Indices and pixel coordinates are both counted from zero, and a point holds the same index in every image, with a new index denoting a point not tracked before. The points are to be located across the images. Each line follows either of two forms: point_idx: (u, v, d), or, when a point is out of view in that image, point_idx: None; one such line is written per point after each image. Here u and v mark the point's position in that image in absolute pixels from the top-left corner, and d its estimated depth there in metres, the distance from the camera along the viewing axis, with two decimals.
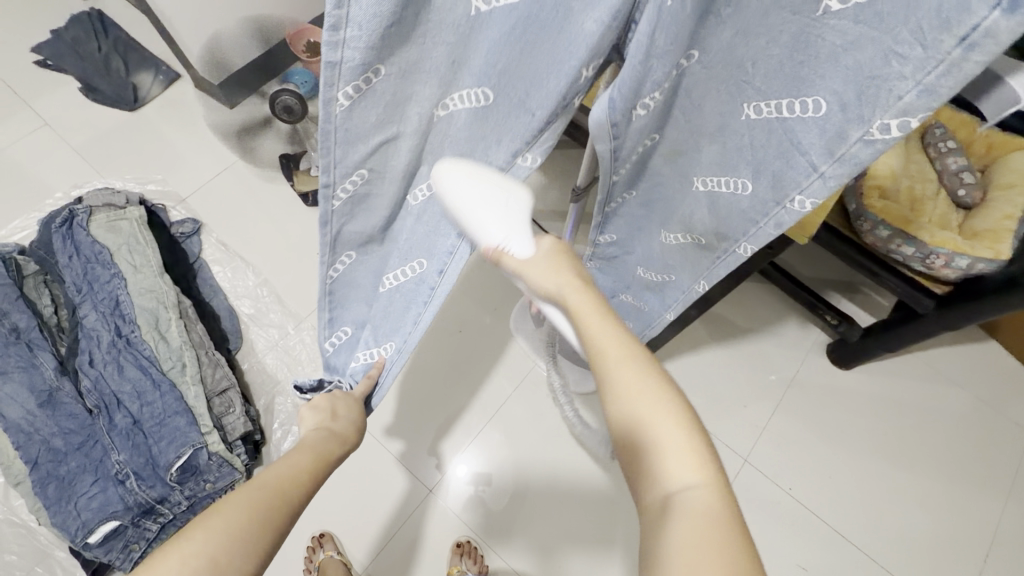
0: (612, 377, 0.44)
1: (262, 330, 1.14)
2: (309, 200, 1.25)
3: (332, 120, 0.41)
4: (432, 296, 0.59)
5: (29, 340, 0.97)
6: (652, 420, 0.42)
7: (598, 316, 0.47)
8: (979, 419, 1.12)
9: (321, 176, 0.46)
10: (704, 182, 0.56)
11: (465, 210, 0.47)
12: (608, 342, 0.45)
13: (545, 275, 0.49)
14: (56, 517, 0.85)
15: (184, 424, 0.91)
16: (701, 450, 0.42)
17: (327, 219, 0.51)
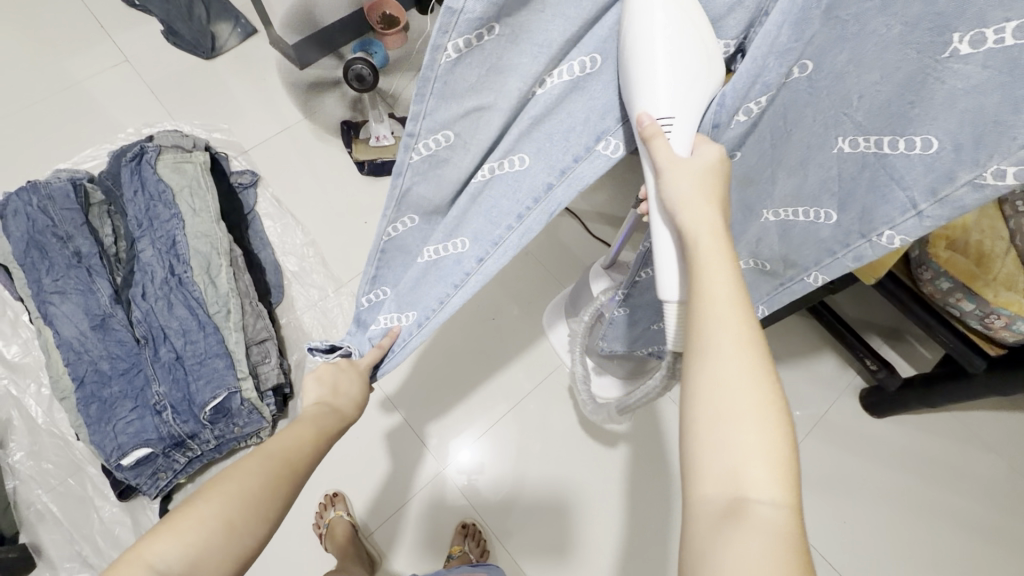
0: (717, 356, 0.40)
1: (304, 288, 1.17)
2: (363, 169, 1.27)
3: (434, 70, 0.40)
4: (465, 280, 0.53)
5: (89, 265, 1.01)
6: (739, 414, 0.38)
7: (722, 267, 0.42)
8: (1010, 490, 1.08)
9: (406, 125, 0.43)
10: (775, 212, 0.54)
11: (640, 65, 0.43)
12: (724, 295, 0.41)
13: (695, 194, 0.44)
14: (96, 435, 0.89)
15: (222, 366, 0.94)
16: (784, 462, 0.37)
17: (401, 171, 0.47)
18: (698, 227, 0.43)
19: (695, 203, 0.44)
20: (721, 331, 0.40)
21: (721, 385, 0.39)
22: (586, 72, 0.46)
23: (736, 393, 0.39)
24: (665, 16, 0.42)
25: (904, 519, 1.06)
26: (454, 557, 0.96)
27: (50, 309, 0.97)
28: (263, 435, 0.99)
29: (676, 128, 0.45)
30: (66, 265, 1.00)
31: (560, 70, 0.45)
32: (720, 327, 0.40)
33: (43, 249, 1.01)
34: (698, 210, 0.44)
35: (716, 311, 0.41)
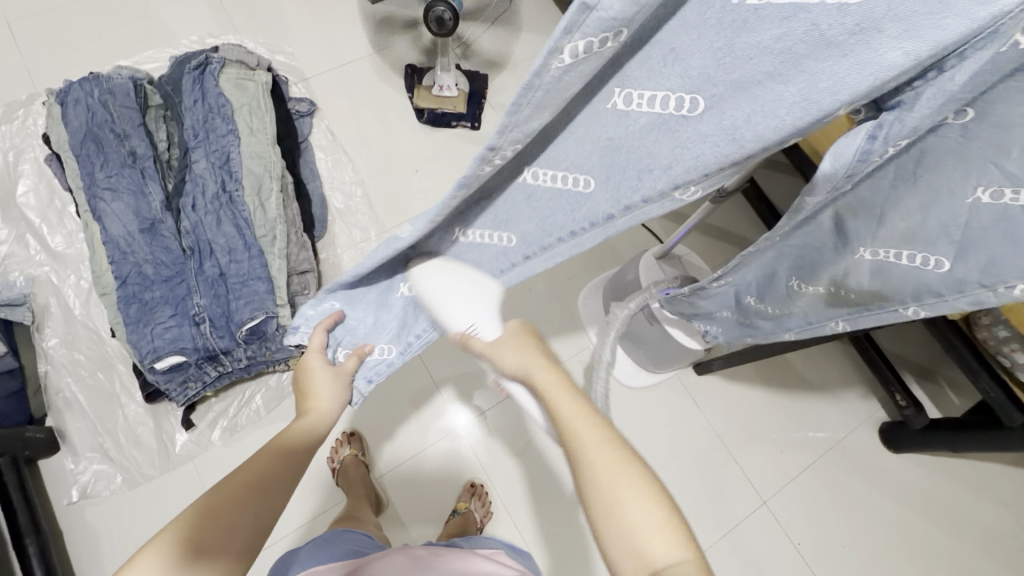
0: (592, 467, 0.47)
1: (346, 227, 1.17)
2: (422, 117, 1.26)
3: (541, 77, 0.32)
4: (535, 253, 0.49)
5: (143, 167, 1.01)
6: (620, 499, 0.45)
7: (564, 393, 0.51)
8: (1011, 545, 1.08)
9: (489, 135, 0.35)
10: (874, 252, 0.51)
11: (435, 301, 0.49)
12: (577, 421, 0.49)
13: (510, 355, 0.52)
14: (134, 335, 0.90)
15: (263, 290, 0.94)
16: (675, 524, 0.45)
17: (469, 183, 0.39)
18: (534, 372, 0.52)
19: (512, 355, 0.52)
20: (594, 454, 0.47)
21: (604, 483, 0.46)
22: (680, 113, 0.38)
23: (626, 490, 0.46)
24: (435, 276, 0.48)
25: (904, 553, 1.06)
26: (459, 512, 0.98)
27: (100, 205, 0.97)
28: (291, 363, 1.00)
29: (481, 327, 0.51)
30: (120, 164, 1.00)
31: (644, 98, 0.38)
32: (588, 445, 0.48)
33: (100, 143, 1.01)
34: (514, 356, 0.52)
35: (577, 422, 0.49)
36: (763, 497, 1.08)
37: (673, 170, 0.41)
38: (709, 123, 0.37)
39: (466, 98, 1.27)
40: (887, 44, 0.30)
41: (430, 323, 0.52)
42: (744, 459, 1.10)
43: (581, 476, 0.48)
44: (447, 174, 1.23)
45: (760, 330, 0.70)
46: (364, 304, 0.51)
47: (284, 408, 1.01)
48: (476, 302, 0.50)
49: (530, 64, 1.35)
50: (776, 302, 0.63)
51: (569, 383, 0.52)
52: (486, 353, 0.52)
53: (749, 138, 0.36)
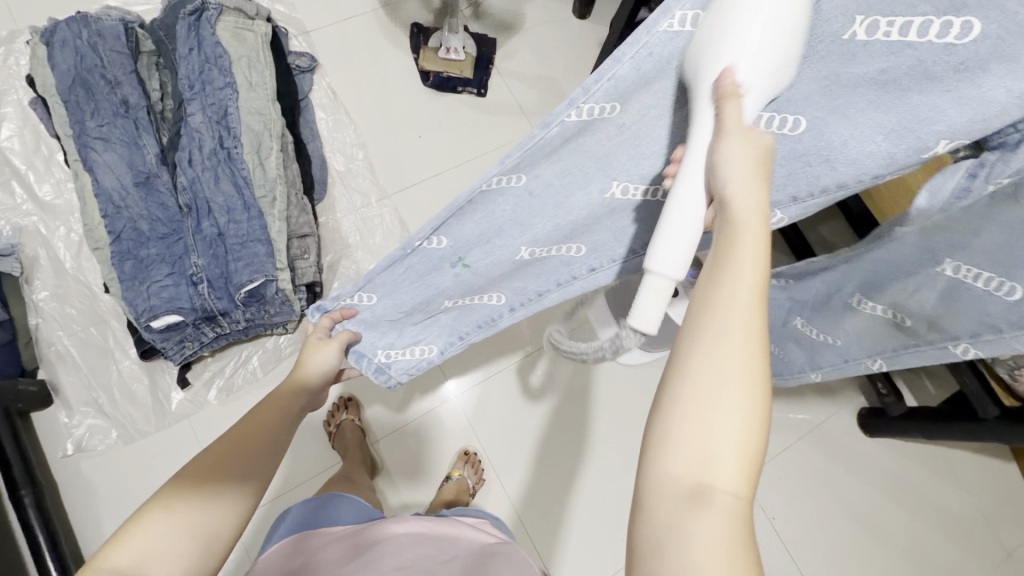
0: (702, 342, 0.33)
1: (347, 191, 1.14)
2: (428, 81, 1.22)
3: (648, 31, 0.36)
4: (569, 281, 0.64)
5: (136, 118, 0.97)
6: (721, 387, 0.32)
7: (752, 234, 0.35)
8: (969, 526, 1.15)
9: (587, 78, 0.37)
10: (958, 267, 0.49)
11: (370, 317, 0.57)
12: (732, 276, 0.34)
13: (737, 156, 0.36)
14: (129, 292, 0.89)
15: (262, 253, 0.92)
16: (757, 454, 0.31)
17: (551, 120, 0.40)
18: (746, 210, 0.36)
19: (744, 178, 0.36)
20: (723, 322, 0.33)
21: (713, 368, 0.32)
22: (785, 131, 0.42)
23: (727, 370, 0.32)
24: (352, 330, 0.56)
25: (870, 530, 1.13)
26: (453, 479, 1.00)
27: (91, 155, 0.93)
28: (289, 327, 1.00)
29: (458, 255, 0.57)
30: (113, 112, 0.96)
31: (759, 120, 0.42)
32: (719, 314, 0.33)
33: (90, 89, 0.96)
34: (746, 187, 0.36)
35: (729, 289, 0.33)
36: None
37: (764, 190, 0.48)
38: (807, 144, 0.42)
39: (474, 63, 1.23)
40: (994, 82, 0.34)
41: (470, 320, 0.67)
42: None
43: (687, 336, 0.34)
44: (450, 142, 1.20)
45: (803, 352, 0.77)
46: (385, 310, 0.59)
47: (281, 370, 1.02)
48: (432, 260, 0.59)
49: (539, 32, 1.31)
50: (826, 324, 0.69)
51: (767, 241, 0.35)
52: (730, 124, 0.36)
53: (844, 163, 0.42)
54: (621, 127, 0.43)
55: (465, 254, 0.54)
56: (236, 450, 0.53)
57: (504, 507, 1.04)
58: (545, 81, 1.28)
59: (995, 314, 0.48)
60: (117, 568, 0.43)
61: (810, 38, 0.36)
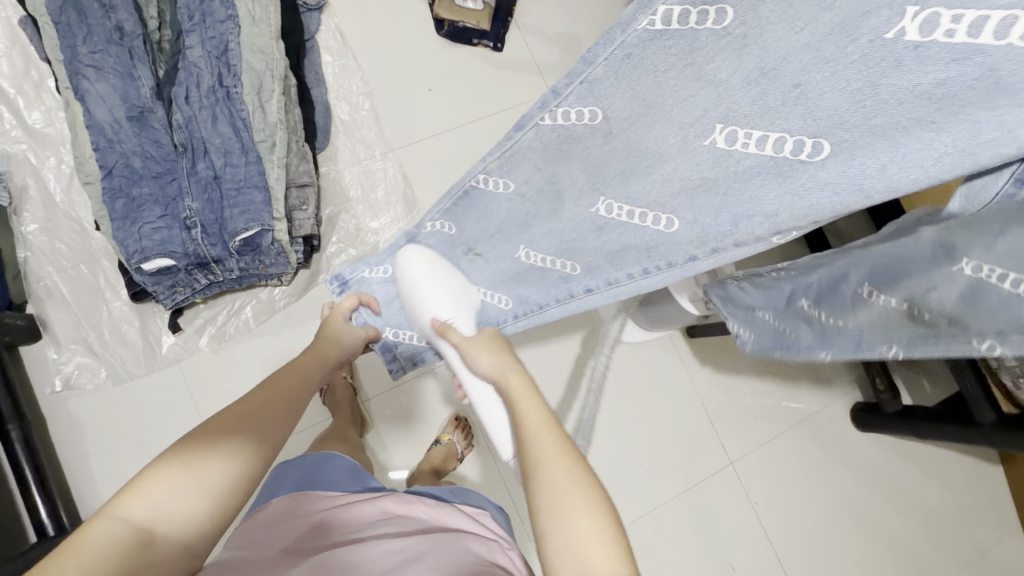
0: (548, 486, 0.48)
1: (350, 142, 1.09)
2: (442, 30, 1.15)
3: (626, 31, 0.39)
4: (569, 298, 0.69)
5: (131, 47, 0.91)
6: (573, 514, 0.46)
7: (544, 429, 0.53)
8: (947, 523, 1.17)
9: (561, 79, 0.45)
10: (979, 266, 0.43)
11: (421, 290, 0.68)
12: (544, 443, 0.52)
13: (478, 356, 0.65)
14: (120, 232, 0.85)
15: (259, 201, 0.88)
16: (615, 547, 0.45)
17: (525, 123, 0.50)
18: (513, 389, 0.59)
19: (477, 356, 0.65)
20: (550, 474, 0.49)
21: (560, 501, 0.47)
22: (800, 158, 0.39)
23: (571, 500, 0.47)
24: (422, 264, 0.67)
25: (848, 520, 1.14)
26: (442, 443, 1.00)
27: (83, 84, 0.88)
28: (284, 279, 0.98)
29: (456, 320, 0.69)
30: (106, 39, 0.90)
31: (761, 139, 0.40)
32: (550, 466, 0.50)
33: (83, 12, 0.90)
34: (478, 364, 0.64)
35: (542, 447, 0.51)
36: (730, 459, 1.13)
37: (778, 216, 0.44)
38: (832, 169, 0.38)
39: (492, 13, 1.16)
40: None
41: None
42: (719, 421, 1.14)
43: (529, 471, 0.50)
44: (461, 98, 1.15)
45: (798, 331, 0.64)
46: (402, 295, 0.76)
47: (274, 323, 1.00)
48: (454, 301, 0.69)
49: None
50: (835, 309, 0.59)
51: (540, 401, 0.57)
52: (457, 342, 0.67)
53: (877, 188, 0.37)
54: (607, 134, 0.48)
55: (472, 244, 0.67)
56: (254, 419, 0.56)
57: (492, 473, 1.05)
58: (566, 40, 1.21)
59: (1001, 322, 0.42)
60: (133, 521, 0.43)
61: (843, 29, 0.31)
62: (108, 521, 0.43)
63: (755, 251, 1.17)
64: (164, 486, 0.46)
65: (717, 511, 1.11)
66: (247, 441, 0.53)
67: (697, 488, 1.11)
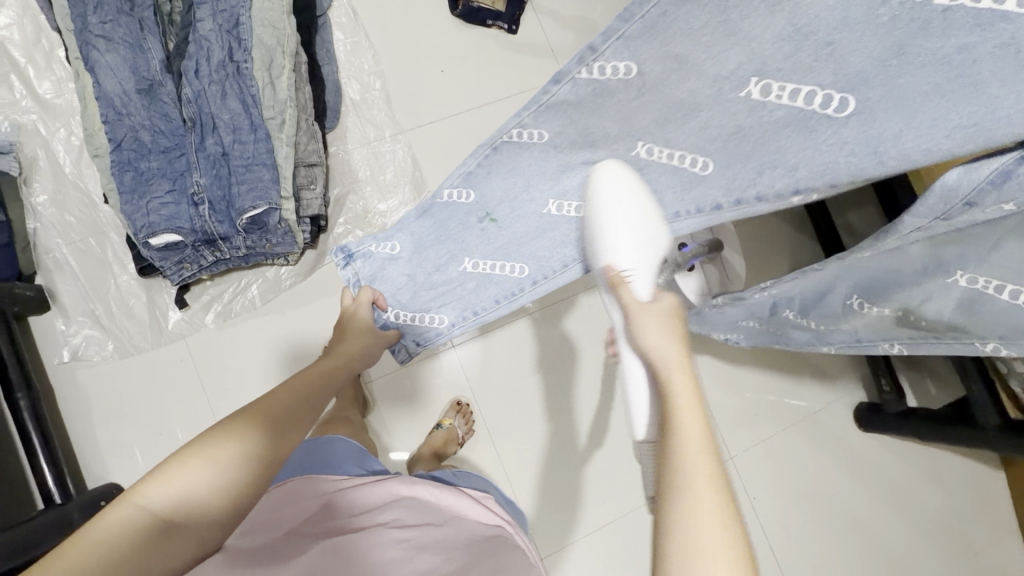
0: (683, 482, 0.44)
1: (360, 122, 1.08)
2: (456, 9, 1.12)
3: None
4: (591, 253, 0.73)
5: (141, 18, 0.90)
6: (693, 517, 0.42)
7: (693, 407, 0.49)
8: (945, 525, 1.17)
9: (595, 37, 0.46)
10: (972, 278, 0.50)
11: (614, 217, 0.62)
12: (695, 429, 0.47)
13: (655, 334, 0.56)
14: (128, 206, 0.85)
15: (267, 178, 0.87)
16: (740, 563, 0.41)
17: (562, 79, 0.50)
18: (664, 360, 0.54)
19: (658, 338, 0.56)
20: (689, 468, 0.44)
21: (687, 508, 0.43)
22: (826, 111, 0.42)
23: (704, 501, 0.43)
24: (614, 187, 0.61)
25: (847, 520, 1.14)
26: (443, 427, 1.01)
27: (93, 55, 0.88)
28: (290, 258, 0.98)
29: (636, 277, 0.62)
30: (116, 9, 0.89)
31: (797, 92, 0.43)
32: (692, 458, 0.45)
33: None
34: (658, 344, 0.55)
35: (688, 445, 0.46)
36: (731, 454, 1.13)
37: (797, 173, 0.49)
38: (853, 128, 0.42)
39: None
40: None
41: (486, 293, 0.79)
42: (721, 415, 1.14)
43: (668, 513, 0.43)
44: (473, 79, 1.13)
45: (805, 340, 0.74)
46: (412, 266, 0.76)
47: (280, 302, 1.01)
48: (648, 254, 0.63)
49: None
50: (823, 319, 0.70)
51: (701, 405, 0.49)
52: (627, 303, 0.60)
53: (893, 158, 0.42)
54: (640, 89, 0.49)
55: (491, 209, 0.69)
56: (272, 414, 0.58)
57: (492, 459, 1.05)
58: (582, 23, 1.19)
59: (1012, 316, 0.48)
60: (151, 510, 0.45)
61: None
62: (132, 509, 0.44)
63: (767, 246, 1.15)
64: (186, 476, 0.48)
65: None
66: (267, 434, 0.55)
67: None
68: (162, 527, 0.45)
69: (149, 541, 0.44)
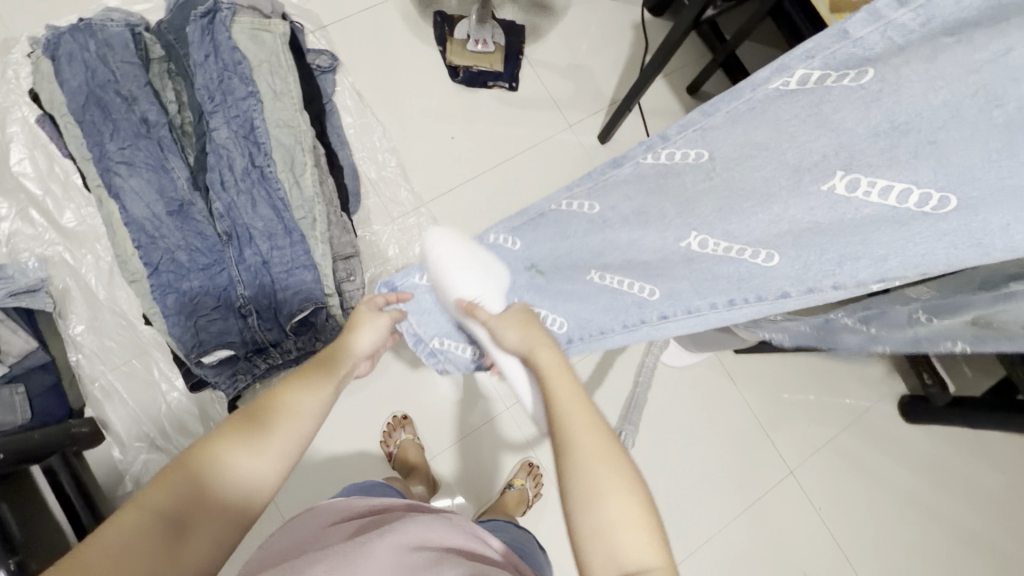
0: (578, 452, 0.43)
1: (382, 201, 1.09)
2: (458, 77, 1.15)
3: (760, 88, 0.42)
4: (637, 325, 0.56)
5: (159, 137, 0.90)
6: (602, 492, 0.41)
7: (563, 377, 0.48)
8: (1003, 502, 1.19)
9: (671, 126, 0.49)
10: None
11: (446, 268, 0.63)
12: (571, 405, 0.46)
13: (513, 332, 0.55)
14: (175, 328, 0.85)
15: (310, 279, 0.90)
16: (654, 530, 0.41)
17: (626, 158, 0.53)
18: (537, 350, 0.52)
19: (521, 333, 0.54)
20: (580, 434, 0.43)
21: (588, 470, 0.42)
22: (923, 211, 0.34)
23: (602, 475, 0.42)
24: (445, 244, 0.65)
25: (912, 513, 1.16)
26: (515, 487, 1.01)
27: (115, 181, 0.87)
28: None
29: (483, 299, 0.61)
30: (133, 133, 0.89)
31: (881, 189, 0.35)
32: (576, 421, 0.44)
33: (104, 107, 0.89)
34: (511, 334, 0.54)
35: (579, 416, 0.45)
36: (790, 468, 1.15)
37: (888, 263, 0.37)
38: (953, 222, 0.33)
39: (504, 54, 1.17)
40: None
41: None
42: (774, 432, 1.16)
43: (561, 450, 0.44)
44: (483, 142, 1.15)
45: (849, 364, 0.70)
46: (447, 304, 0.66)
47: None
48: (488, 289, 0.62)
49: (570, 16, 1.23)
50: None
51: (566, 365, 0.50)
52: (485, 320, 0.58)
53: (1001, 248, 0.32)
54: (710, 173, 0.46)
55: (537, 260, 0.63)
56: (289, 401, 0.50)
57: (561, 512, 1.06)
58: (580, 70, 1.22)
59: None
60: (156, 516, 0.41)
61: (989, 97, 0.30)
62: (133, 517, 0.40)
63: None
64: (193, 482, 0.43)
65: (785, 521, 1.12)
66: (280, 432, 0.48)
67: (762, 501, 1.13)
68: (168, 530, 0.41)
69: (152, 545, 0.40)
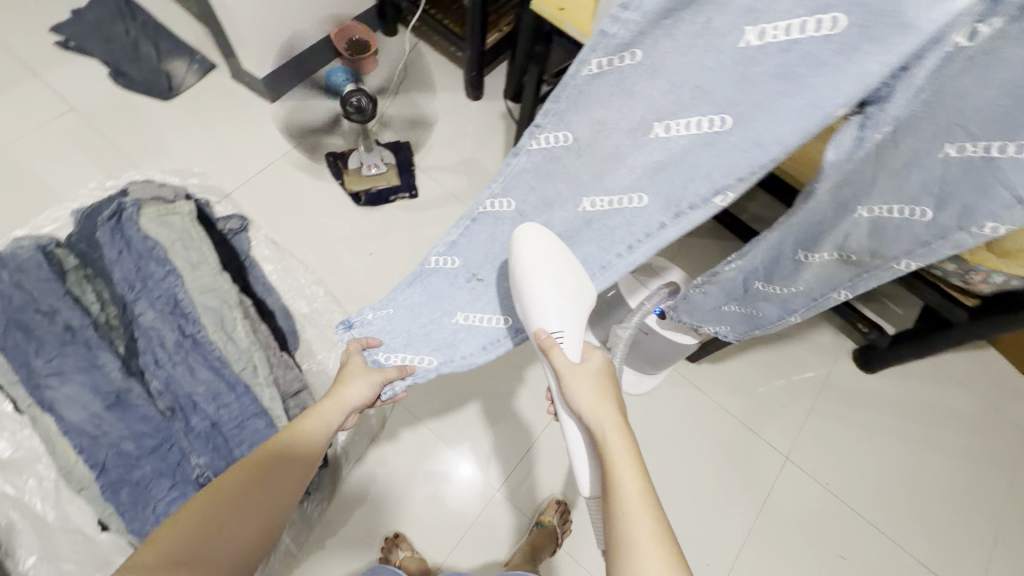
0: (623, 520, 0.51)
1: (319, 331, 1.12)
2: (361, 200, 1.26)
3: (574, 78, 0.50)
4: None
5: (85, 339, 0.92)
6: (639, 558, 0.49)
7: (627, 450, 0.56)
8: (984, 416, 1.24)
9: (537, 116, 0.54)
10: (872, 210, 0.54)
11: (535, 267, 0.59)
12: (625, 469, 0.54)
13: (592, 401, 0.59)
14: (133, 523, 0.82)
15: (263, 425, 0.89)
16: None
17: (518, 151, 0.57)
18: (606, 429, 0.57)
19: (595, 406, 0.59)
20: (626, 502, 0.52)
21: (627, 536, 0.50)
22: (717, 130, 0.46)
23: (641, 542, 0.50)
24: (534, 239, 0.60)
25: (910, 456, 1.19)
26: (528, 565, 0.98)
27: (48, 394, 0.87)
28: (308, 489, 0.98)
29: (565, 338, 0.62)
30: (59, 342, 0.91)
31: (687, 124, 0.48)
32: (628, 489, 0.53)
33: (27, 328, 0.91)
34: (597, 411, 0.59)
35: (622, 483, 0.53)
36: (784, 454, 1.17)
37: (714, 176, 0.49)
38: (741, 133, 0.45)
39: (397, 169, 1.30)
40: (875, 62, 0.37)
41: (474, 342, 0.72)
42: (756, 424, 1.19)
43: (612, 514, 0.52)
44: (400, 249, 1.23)
45: (775, 308, 0.74)
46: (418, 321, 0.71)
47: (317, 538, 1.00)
48: (573, 316, 0.62)
49: (446, 123, 1.39)
50: (783, 279, 0.68)
51: (632, 442, 0.57)
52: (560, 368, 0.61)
53: (777, 142, 0.44)
54: (579, 152, 0.55)
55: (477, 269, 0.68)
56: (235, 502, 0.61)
57: None
58: (468, 163, 1.35)
59: (911, 233, 0.53)
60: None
61: (713, 50, 0.42)
62: None
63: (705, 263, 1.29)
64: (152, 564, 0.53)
65: (798, 508, 1.13)
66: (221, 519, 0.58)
67: (771, 496, 1.13)
68: None
69: None
